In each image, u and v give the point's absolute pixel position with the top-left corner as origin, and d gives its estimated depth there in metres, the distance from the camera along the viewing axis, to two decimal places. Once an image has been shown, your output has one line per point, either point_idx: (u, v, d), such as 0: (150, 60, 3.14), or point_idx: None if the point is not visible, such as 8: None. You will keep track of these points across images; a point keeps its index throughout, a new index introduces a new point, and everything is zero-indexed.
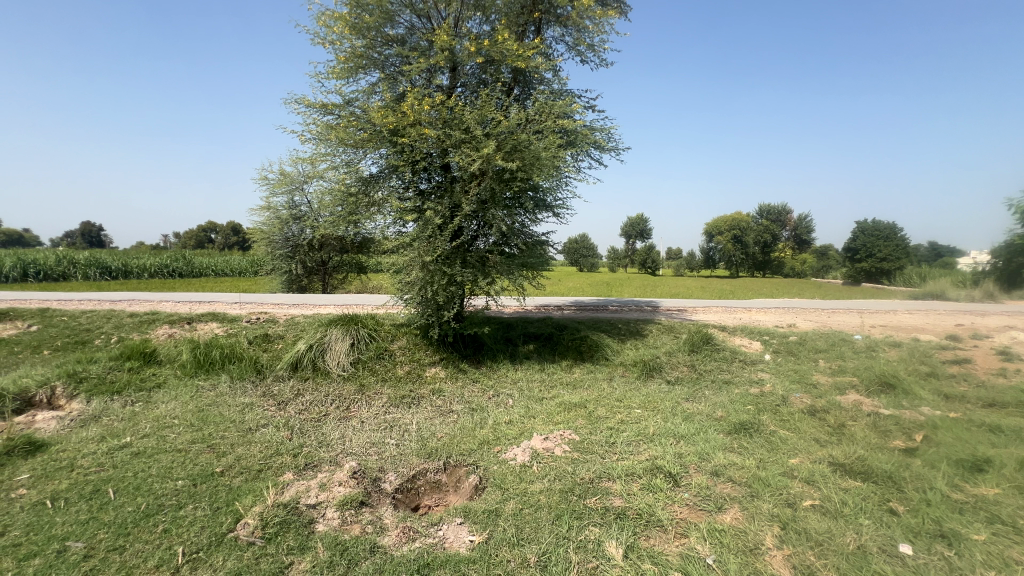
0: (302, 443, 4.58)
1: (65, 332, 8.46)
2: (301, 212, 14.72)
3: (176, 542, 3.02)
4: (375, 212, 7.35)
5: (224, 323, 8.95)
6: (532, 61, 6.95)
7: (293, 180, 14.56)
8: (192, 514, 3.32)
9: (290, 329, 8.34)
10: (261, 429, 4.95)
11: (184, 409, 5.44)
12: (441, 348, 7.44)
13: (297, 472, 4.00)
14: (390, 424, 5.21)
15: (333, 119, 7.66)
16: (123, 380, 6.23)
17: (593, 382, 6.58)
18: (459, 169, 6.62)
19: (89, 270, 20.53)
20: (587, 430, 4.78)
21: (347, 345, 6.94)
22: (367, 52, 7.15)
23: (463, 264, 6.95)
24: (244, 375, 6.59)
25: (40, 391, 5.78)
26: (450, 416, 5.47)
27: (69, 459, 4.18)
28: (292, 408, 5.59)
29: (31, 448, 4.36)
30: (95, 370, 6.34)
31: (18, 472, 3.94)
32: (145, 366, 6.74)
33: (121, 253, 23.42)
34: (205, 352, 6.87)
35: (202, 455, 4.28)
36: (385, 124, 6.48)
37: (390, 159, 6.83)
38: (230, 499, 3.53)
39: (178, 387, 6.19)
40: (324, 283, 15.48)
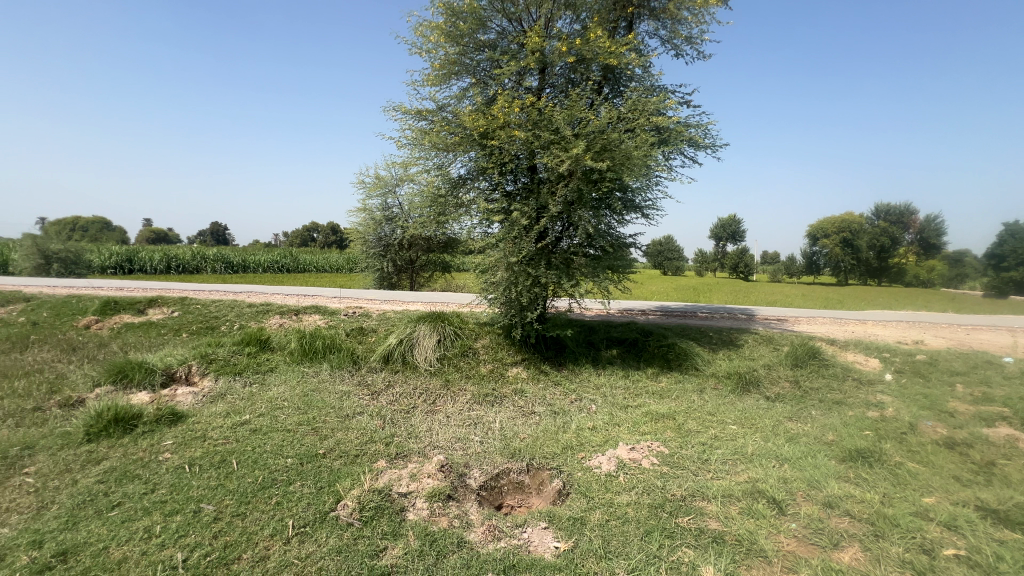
0: (393, 433, 4.83)
1: (198, 318, 9.74)
2: (393, 213, 15.63)
3: (288, 515, 3.31)
4: (463, 213, 7.59)
5: (325, 315, 9.75)
6: (624, 57, 6.76)
7: (387, 183, 15.52)
8: (299, 491, 3.63)
9: (382, 323, 8.88)
10: (358, 416, 5.30)
11: (292, 393, 6.00)
12: (523, 349, 7.48)
13: (390, 460, 4.22)
14: (474, 421, 5.33)
15: (426, 124, 8.04)
16: (244, 363, 7.01)
17: (682, 393, 6.23)
18: (546, 170, 6.60)
19: (216, 264, 23.54)
20: (677, 443, 4.53)
21: (434, 341, 7.23)
22: (459, 58, 7.41)
23: (548, 266, 6.91)
24: (342, 364, 7.12)
25: (180, 368, 6.68)
26: (532, 417, 5.48)
27: (202, 430, 4.78)
28: (384, 399, 5.93)
29: (173, 417, 5.05)
30: (222, 353, 7.22)
31: (165, 438, 4.58)
32: (261, 351, 7.54)
33: (241, 250, 26.52)
34: (310, 342, 7.53)
35: (308, 436, 4.68)
36: (475, 127, 6.66)
37: (479, 161, 7.00)
38: (332, 480, 3.80)
39: (287, 372, 6.84)
40: (412, 281, 16.30)
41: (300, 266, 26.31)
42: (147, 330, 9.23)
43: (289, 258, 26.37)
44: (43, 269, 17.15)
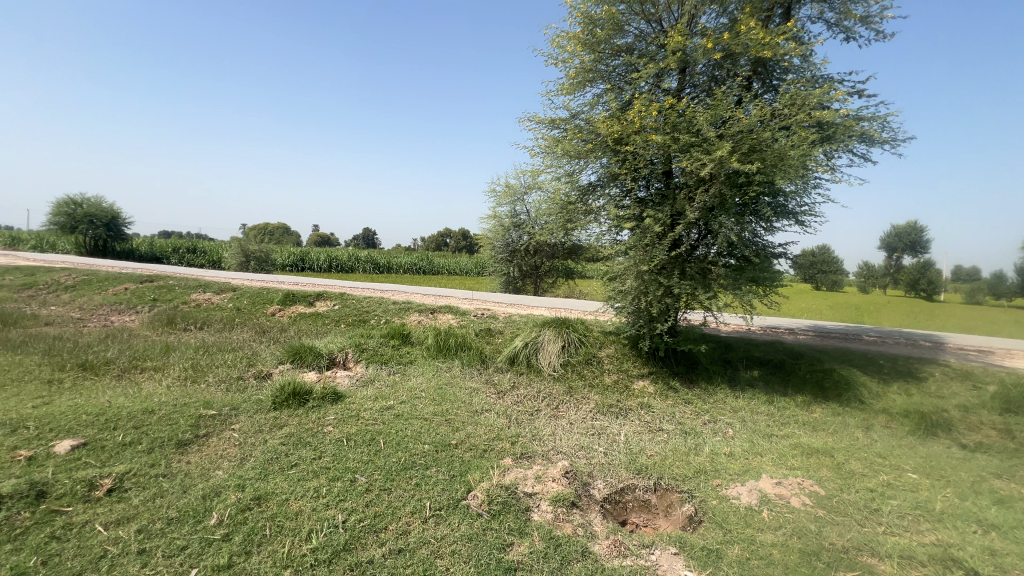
0: (518, 433, 4.99)
1: (354, 311, 11.18)
2: (521, 220, 16.19)
3: (426, 497, 3.61)
4: (591, 220, 7.57)
5: (457, 315, 10.48)
6: (781, 47, 6.13)
7: (516, 192, 16.17)
8: (434, 476, 3.95)
9: (509, 325, 9.24)
10: (485, 413, 5.58)
11: (429, 384, 6.55)
12: (650, 362, 7.16)
13: (515, 459, 4.35)
14: (598, 431, 5.25)
15: (558, 133, 8.20)
16: (389, 354, 7.85)
17: (842, 428, 5.38)
18: (684, 175, 6.26)
19: (367, 265, 26.77)
20: (835, 485, 3.93)
21: (558, 347, 7.30)
22: (594, 65, 7.40)
23: (682, 276, 6.51)
24: (472, 362, 7.55)
25: (340, 354, 7.73)
26: (660, 434, 5.21)
27: (357, 410, 5.47)
28: (510, 399, 6.15)
29: (335, 396, 5.86)
30: (372, 343, 8.18)
31: (329, 413, 5.34)
32: (403, 344, 8.37)
33: (388, 253, 29.74)
34: (444, 339, 8.15)
35: (442, 426, 5.07)
36: (609, 133, 6.59)
37: (611, 167, 6.91)
38: (463, 470, 4.06)
39: (424, 365, 7.49)
40: (535, 286, 16.66)
41: (434, 269, 28.58)
42: (315, 319, 10.87)
43: (424, 261, 28.83)
44: (245, 265, 21.27)
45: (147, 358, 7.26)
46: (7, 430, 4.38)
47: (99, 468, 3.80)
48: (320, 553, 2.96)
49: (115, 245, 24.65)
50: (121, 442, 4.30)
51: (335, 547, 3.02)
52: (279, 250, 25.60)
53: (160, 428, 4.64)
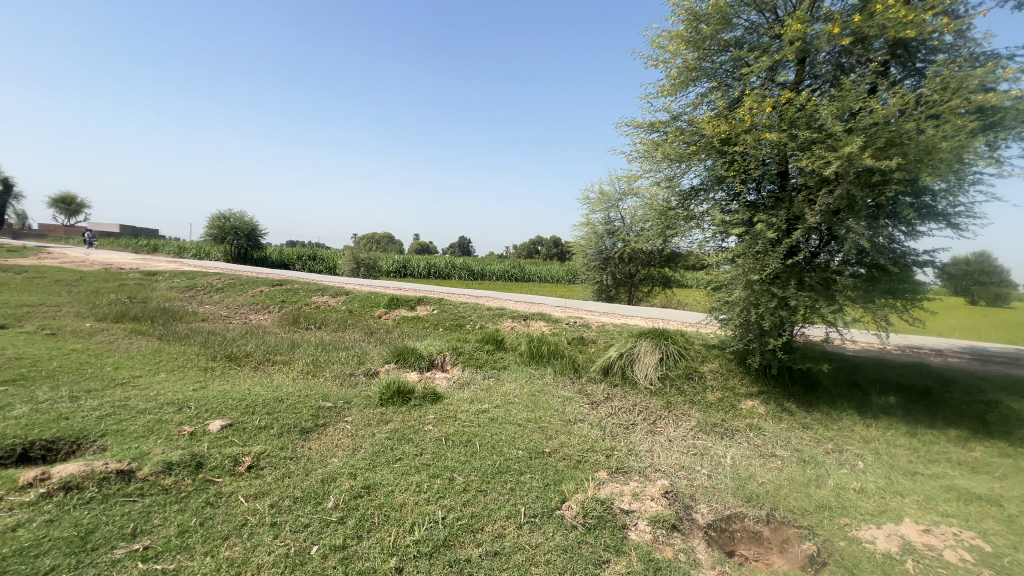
0: (613, 446, 4.84)
1: (451, 316, 11.72)
2: (615, 227, 15.83)
3: (520, 502, 3.64)
4: (694, 226, 7.17)
5: (549, 323, 10.50)
6: (928, 25, 5.32)
7: (610, 198, 15.88)
8: (529, 482, 3.97)
9: (602, 335, 9.05)
10: (579, 423, 5.50)
11: (522, 390, 6.62)
12: (761, 380, 6.55)
13: (610, 473, 4.23)
14: (700, 451, 4.91)
15: (658, 136, 7.92)
16: (484, 358, 8.10)
17: (1012, 472, 4.47)
18: (803, 175, 5.70)
19: (462, 272, 27.95)
20: (1005, 541, 3.26)
21: (656, 360, 6.98)
22: (698, 63, 7.05)
23: (800, 287, 5.89)
24: (565, 371, 7.50)
25: (439, 356, 8.13)
26: (773, 460, 4.73)
27: (454, 411, 5.70)
28: (604, 410, 5.99)
29: (434, 397, 6.17)
30: (468, 348, 8.50)
31: (430, 412, 5.63)
32: (497, 349, 8.58)
33: (482, 260, 30.78)
34: (537, 346, 8.20)
35: (535, 433, 5.09)
36: (716, 134, 6.21)
37: (717, 170, 6.51)
38: (557, 479, 4.03)
39: (517, 371, 7.60)
40: (630, 295, 16.12)
41: (526, 276, 28.96)
42: (417, 323, 11.57)
43: (517, 268, 29.35)
44: (356, 271, 23.38)
45: (277, 353, 8.25)
46: (175, 408, 5.24)
47: (241, 447, 4.38)
48: (422, 546, 3.11)
49: (254, 253, 28.57)
50: (257, 425, 4.92)
51: (436, 541, 3.16)
52: (385, 257, 27.73)
53: (288, 415, 5.24)
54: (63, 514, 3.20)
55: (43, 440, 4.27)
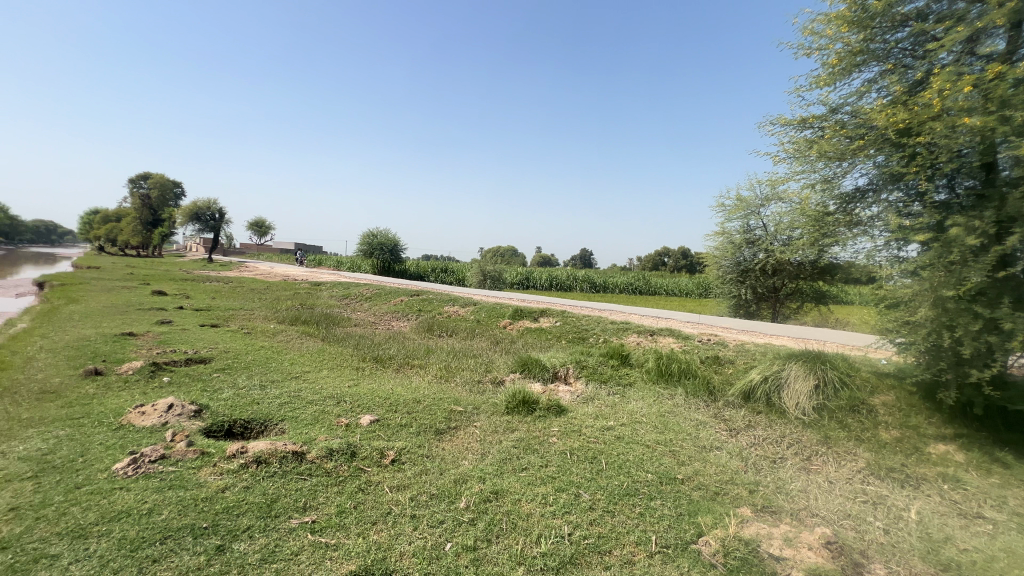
0: (758, 480, 4.32)
1: (574, 329, 11.68)
2: (755, 236, 14.37)
3: (651, 530, 3.43)
4: (860, 233, 6.22)
5: (679, 339, 9.86)
6: None
7: (749, 205, 14.50)
8: (660, 509, 3.73)
9: (741, 355, 8.22)
10: (716, 451, 5.03)
11: (649, 410, 6.29)
12: (958, 420, 5.30)
13: (755, 511, 3.78)
14: (873, 499, 4.13)
15: (812, 133, 7.09)
16: (608, 374, 7.89)
17: None
18: (1020, 166, 4.51)
19: (584, 284, 27.76)
20: None
21: (810, 387, 6.10)
22: (865, 45, 6.19)
23: (1017, 306, 4.66)
24: (697, 392, 6.94)
25: (562, 369, 8.14)
26: (980, 524, 3.78)
27: (579, 425, 5.64)
28: (745, 439, 5.40)
29: (558, 410, 6.18)
30: (591, 362, 8.37)
31: (554, 425, 5.64)
32: (622, 365, 8.31)
33: (604, 272, 30.19)
34: (666, 364, 7.75)
35: (665, 457, 4.78)
36: (890, 123, 5.38)
37: (891, 166, 5.59)
38: (692, 510, 3.72)
39: (644, 389, 7.25)
40: (774, 312, 14.39)
41: (652, 290, 27.61)
42: (540, 334, 11.78)
43: (642, 281, 28.13)
44: (483, 282, 24.70)
45: (415, 357, 9.03)
46: (335, 401, 6.04)
47: (387, 442, 4.86)
48: (549, 560, 3.10)
49: (396, 266, 31.97)
50: (400, 423, 5.42)
51: (562, 557, 3.13)
52: (510, 269, 28.81)
53: (425, 416, 5.68)
54: (255, 483, 3.86)
55: (242, 420, 5.24)
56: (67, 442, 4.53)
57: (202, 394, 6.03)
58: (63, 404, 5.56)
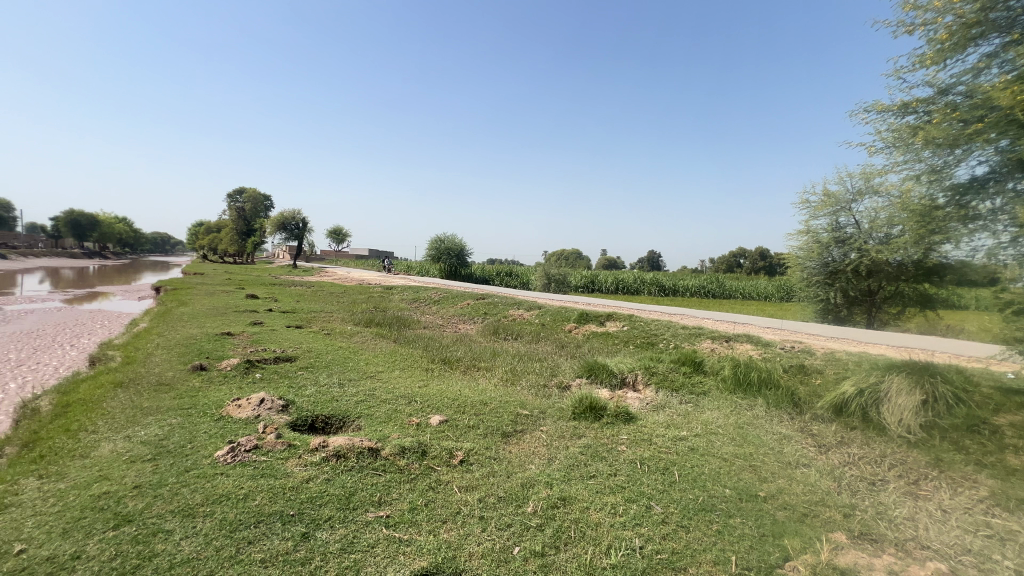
0: (854, 504, 3.92)
1: (643, 333, 11.30)
2: (846, 234, 13.16)
3: (730, 549, 3.23)
4: (978, 229, 5.49)
5: (758, 346, 9.23)
6: None
7: (838, 200, 13.32)
8: (740, 528, 3.49)
9: (831, 365, 7.53)
10: (803, 468, 4.64)
11: (726, 421, 5.92)
12: None
13: (851, 538, 3.42)
14: (999, 534, 3.59)
15: (916, 118, 6.38)
16: (680, 381, 7.54)
17: None
18: None
19: (652, 287, 26.86)
20: None
21: (916, 402, 5.44)
22: (981, 16, 5.48)
23: None
24: (780, 404, 6.44)
25: (630, 374, 7.91)
26: None
27: (649, 434, 5.43)
28: (837, 457, 4.93)
29: (627, 417, 6.00)
30: (662, 368, 8.06)
31: (622, 432, 5.49)
32: (695, 372, 7.92)
33: (673, 275, 28.98)
34: (744, 372, 7.28)
35: (745, 471, 4.47)
36: (1016, 103, 4.70)
37: (1018, 151, 4.87)
38: (777, 531, 3.45)
39: (720, 398, 6.85)
40: (869, 317, 13.06)
41: (727, 293, 26.09)
42: (606, 339, 11.54)
43: (715, 283, 26.66)
44: (547, 286, 24.66)
45: (482, 360, 9.18)
46: (406, 401, 6.29)
47: (455, 442, 4.97)
48: (619, 572, 3.01)
49: (463, 270, 32.84)
50: (468, 424, 5.53)
51: (633, 571, 3.02)
52: (574, 273, 28.55)
53: (492, 418, 5.75)
54: (335, 475, 4.11)
55: (323, 415, 5.60)
56: (178, 430, 5.09)
57: (289, 390, 6.53)
58: (175, 396, 6.26)
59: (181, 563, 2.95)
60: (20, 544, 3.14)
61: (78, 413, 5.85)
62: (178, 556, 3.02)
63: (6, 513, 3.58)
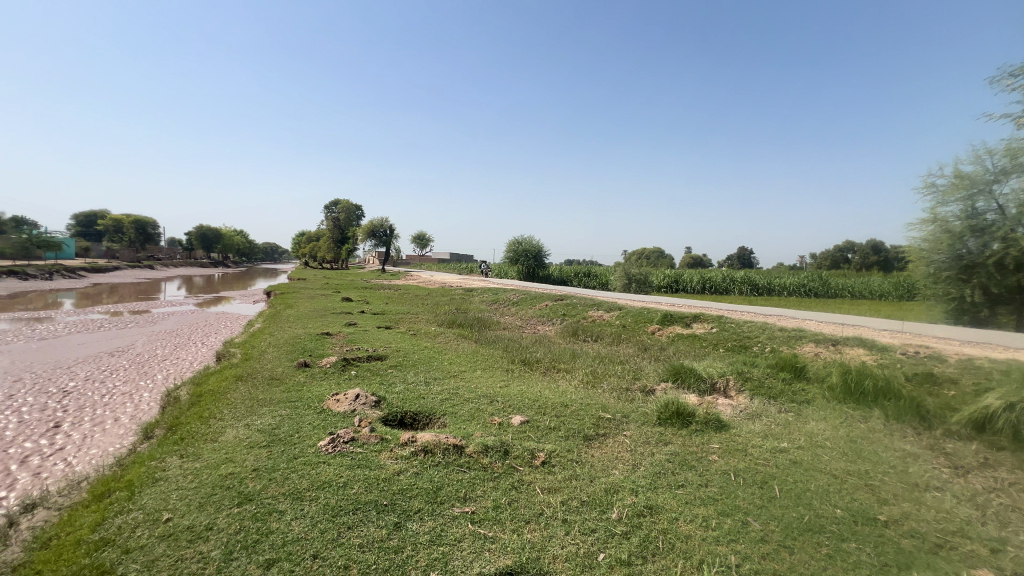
0: (1002, 537, 3.34)
1: (734, 336, 10.55)
2: (985, 221, 11.30)
3: None
4: None
5: (873, 350, 8.21)
6: None
7: (974, 183, 11.50)
8: (855, 555, 3.12)
9: (969, 374, 6.48)
10: (934, 491, 4.04)
11: (834, 433, 5.34)
12: None
13: None
14: None
15: None
16: (778, 388, 6.92)
17: None
18: None
19: (743, 286, 25.03)
20: None
21: None
22: None
23: None
24: (902, 417, 5.67)
25: (720, 380, 7.42)
26: None
27: (744, 444, 5.05)
28: (979, 482, 4.22)
29: (718, 425, 5.63)
30: (756, 373, 7.47)
31: (713, 441, 5.16)
32: (795, 379, 7.24)
33: (768, 273, 26.72)
34: (857, 380, 6.50)
35: (860, 491, 3.99)
36: None
37: None
38: (902, 562, 3.04)
39: (827, 408, 6.18)
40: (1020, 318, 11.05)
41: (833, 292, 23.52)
42: (693, 342, 10.95)
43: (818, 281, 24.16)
44: (627, 286, 23.95)
45: (561, 361, 9.13)
46: (488, 400, 6.43)
47: (537, 443, 4.99)
48: None
49: (541, 271, 33.03)
50: (549, 425, 5.52)
51: None
52: (657, 272, 27.45)
53: (573, 420, 5.69)
54: (423, 470, 4.30)
55: (411, 412, 5.91)
56: (288, 420, 5.64)
57: (381, 387, 6.97)
58: (285, 389, 6.95)
59: (292, 541, 3.26)
60: (167, 514, 3.66)
61: (209, 402, 6.72)
62: (289, 534, 3.33)
63: (156, 485, 4.20)
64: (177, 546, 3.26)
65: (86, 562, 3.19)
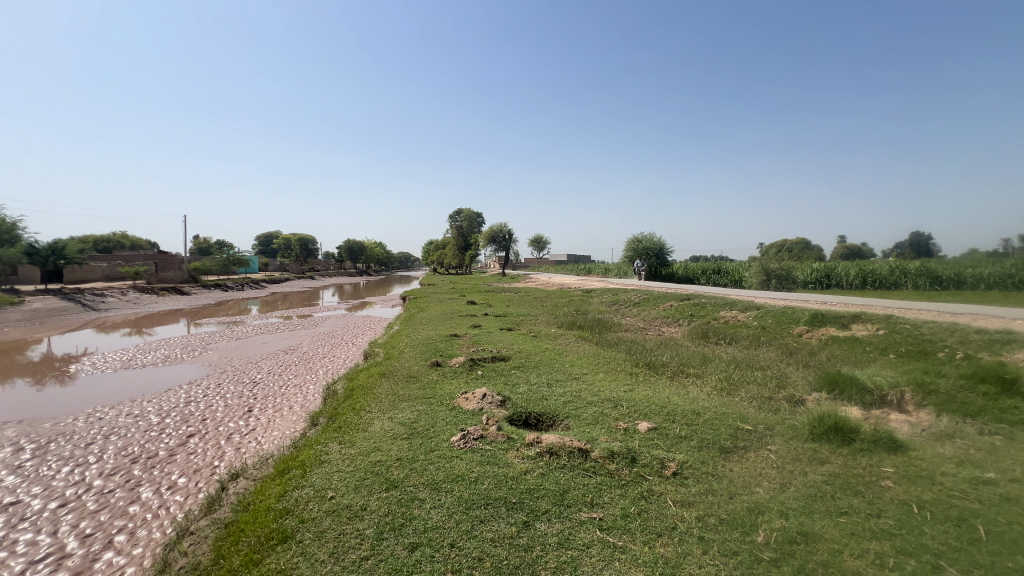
0: None
1: (909, 338, 8.83)
2: None
3: None
4: None
5: None
6: None
7: None
8: None
9: None
10: None
11: None
12: None
13: None
14: None
15: None
16: (978, 404, 5.59)
17: None
18: None
19: None
20: None
21: None
22: None
23: None
24: None
25: (893, 391, 6.26)
26: None
27: (930, 471, 4.18)
28: None
29: (892, 445, 4.75)
30: (944, 385, 6.14)
31: (886, 464, 4.36)
32: (1004, 394, 5.78)
33: None
34: None
35: None
36: None
37: None
38: None
39: None
40: None
41: None
42: (852, 346, 9.45)
43: None
44: (766, 283, 21.57)
45: (690, 365, 8.54)
46: (612, 404, 6.27)
47: (667, 452, 4.72)
48: None
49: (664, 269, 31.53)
50: (679, 434, 5.19)
51: None
52: (803, 266, 24.25)
53: (707, 430, 5.27)
54: (549, 471, 4.34)
55: (535, 413, 6.02)
56: (424, 415, 6.15)
57: (505, 387, 7.24)
58: (421, 386, 7.60)
59: (431, 528, 3.52)
60: (330, 492, 4.23)
61: (359, 396, 7.64)
62: (429, 522, 3.61)
63: (322, 466, 4.89)
64: (340, 521, 3.74)
65: (274, 526, 3.83)
